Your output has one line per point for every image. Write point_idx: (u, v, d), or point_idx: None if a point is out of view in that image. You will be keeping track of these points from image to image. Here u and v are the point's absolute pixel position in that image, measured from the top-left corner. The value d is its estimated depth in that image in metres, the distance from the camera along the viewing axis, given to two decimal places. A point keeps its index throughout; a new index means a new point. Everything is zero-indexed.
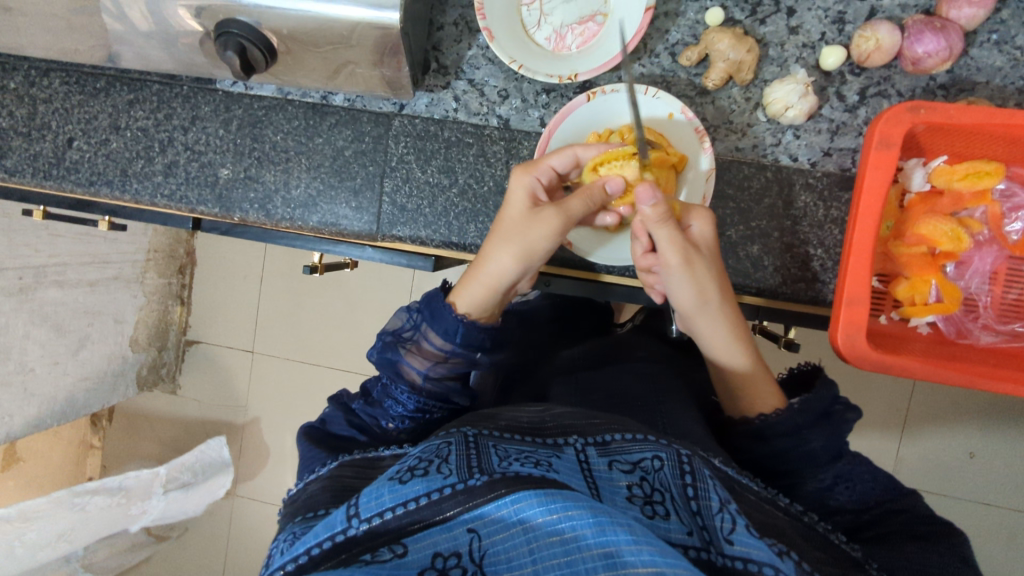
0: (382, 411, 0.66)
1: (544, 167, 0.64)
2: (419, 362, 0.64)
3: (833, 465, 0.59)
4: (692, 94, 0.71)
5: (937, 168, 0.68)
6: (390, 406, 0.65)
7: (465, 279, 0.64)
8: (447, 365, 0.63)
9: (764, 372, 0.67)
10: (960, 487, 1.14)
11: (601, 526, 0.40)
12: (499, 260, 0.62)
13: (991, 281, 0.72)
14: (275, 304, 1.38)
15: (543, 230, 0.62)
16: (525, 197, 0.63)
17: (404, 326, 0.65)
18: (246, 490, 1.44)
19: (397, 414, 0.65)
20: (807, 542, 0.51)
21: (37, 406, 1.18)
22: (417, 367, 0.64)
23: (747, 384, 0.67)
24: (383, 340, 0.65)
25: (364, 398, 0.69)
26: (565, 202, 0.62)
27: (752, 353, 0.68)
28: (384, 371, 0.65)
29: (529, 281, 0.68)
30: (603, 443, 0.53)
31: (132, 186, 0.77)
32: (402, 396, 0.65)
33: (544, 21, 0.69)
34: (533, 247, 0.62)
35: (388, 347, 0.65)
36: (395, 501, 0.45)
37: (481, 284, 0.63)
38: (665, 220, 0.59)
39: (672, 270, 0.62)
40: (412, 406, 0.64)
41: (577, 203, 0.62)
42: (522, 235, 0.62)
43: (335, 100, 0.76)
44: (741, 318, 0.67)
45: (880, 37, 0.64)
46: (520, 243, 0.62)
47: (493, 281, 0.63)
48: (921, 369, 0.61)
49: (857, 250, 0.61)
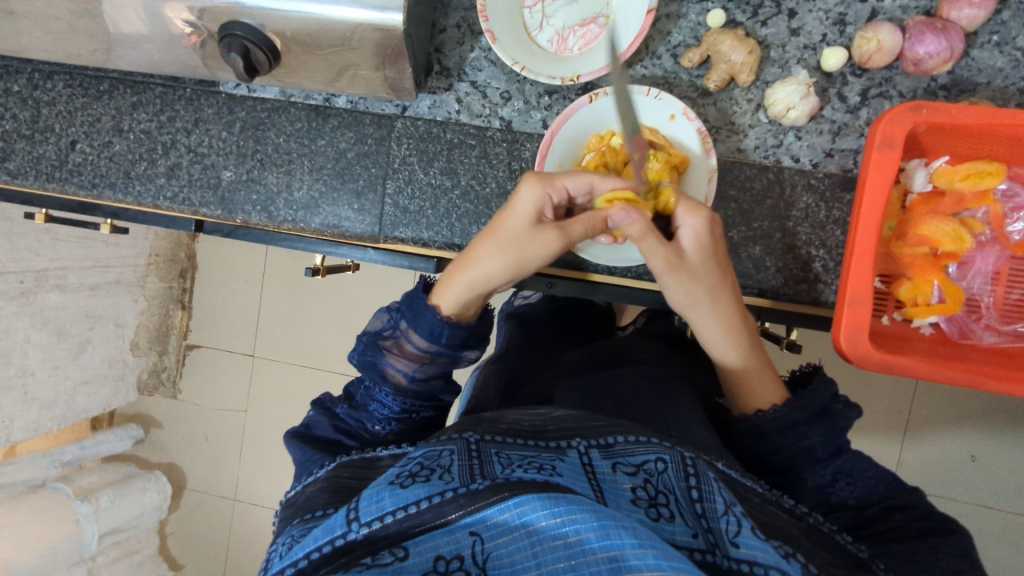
0: (368, 414, 0.66)
1: (561, 185, 0.61)
2: (401, 363, 0.64)
3: (836, 462, 0.59)
4: (693, 95, 0.71)
5: (939, 169, 0.68)
6: (375, 409, 0.65)
7: (449, 277, 0.63)
8: (433, 364, 0.64)
9: (761, 368, 0.67)
10: (962, 490, 1.14)
11: (604, 530, 0.40)
12: (492, 271, 0.62)
13: (993, 281, 0.72)
14: (276, 308, 1.38)
15: (541, 248, 0.61)
16: (533, 210, 0.61)
17: (384, 327, 0.66)
18: (246, 495, 1.44)
19: (382, 416, 0.65)
20: (813, 543, 0.51)
21: (37, 410, 1.18)
22: (400, 368, 0.64)
23: (745, 380, 0.67)
24: (364, 341, 0.66)
25: (347, 403, 0.68)
26: (569, 226, 0.61)
27: (749, 350, 0.66)
28: (366, 373, 0.66)
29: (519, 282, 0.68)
30: (607, 446, 0.53)
31: (135, 188, 0.77)
32: (385, 398, 0.65)
33: (547, 23, 0.70)
34: (525, 262, 0.62)
35: (369, 347, 0.65)
36: (396, 505, 0.45)
37: (467, 286, 0.63)
38: (648, 234, 0.59)
39: (660, 276, 0.62)
40: (397, 408, 0.65)
41: (579, 227, 0.61)
42: (521, 248, 0.61)
43: (337, 102, 0.76)
44: (741, 317, 0.66)
45: (881, 38, 0.65)
46: (516, 255, 0.61)
47: (480, 288, 0.63)
48: (924, 369, 0.61)
49: (859, 251, 0.61)
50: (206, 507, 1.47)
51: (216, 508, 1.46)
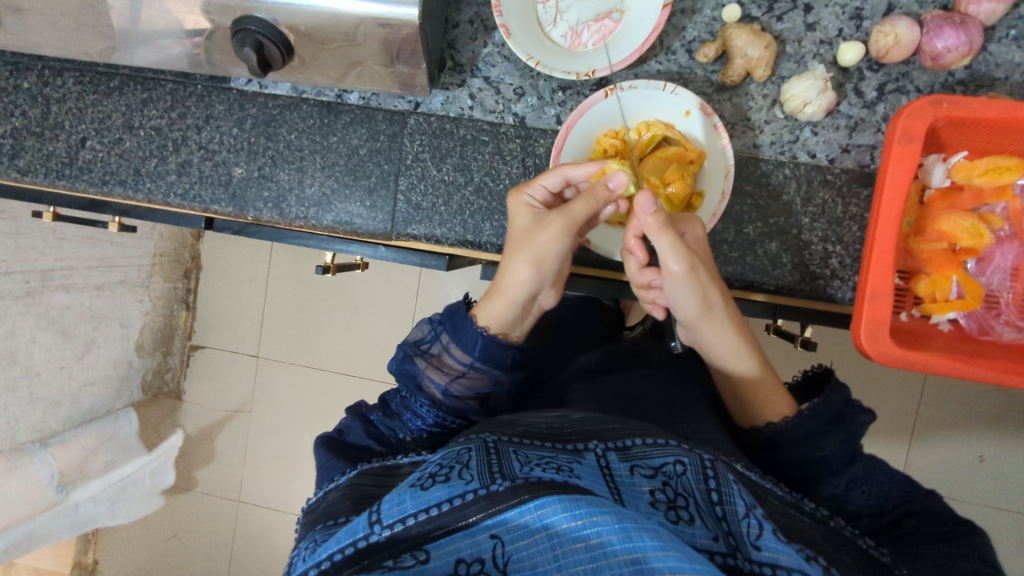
0: (402, 423, 0.66)
1: (537, 184, 0.64)
2: (439, 377, 0.65)
3: (850, 471, 0.59)
4: (708, 91, 0.71)
5: (957, 164, 0.67)
6: (409, 419, 0.66)
7: (487, 297, 0.66)
8: (467, 381, 0.64)
9: (775, 379, 0.67)
10: (971, 491, 1.13)
11: (626, 532, 0.39)
12: (514, 271, 0.64)
13: (1013, 277, 0.71)
14: (281, 308, 1.38)
15: (546, 233, 0.62)
16: (529, 212, 0.64)
17: (425, 337, 0.67)
18: (245, 494, 1.42)
19: (416, 427, 0.65)
20: (835, 547, 0.51)
21: (42, 410, 1.17)
22: (437, 383, 0.64)
23: (755, 391, 0.67)
24: (402, 351, 0.67)
25: (381, 410, 0.68)
26: (569, 206, 0.62)
27: (760, 354, 0.68)
28: (404, 384, 0.66)
29: (556, 291, 0.68)
30: (624, 448, 0.52)
31: (146, 185, 0.77)
32: (421, 409, 0.65)
33: (561, 19, 0.69)
34: (543, 253, 0.63)
35: (407, 359, 0.66)
36: (416, 507, 0.44)
37: (500, 297, 0.65)
38: (666, 227, 0.58)
39: (679, 279, 0.61)
40: (431, 420, 0.65)
41: (580, 206, 0.61)
42: (530, 241, 0.63)
43: (349, 98, 0.75)
44: (740, 317, 0.67)
45: (899, 33, 0.64)
46: (529, 249, 0.63)
47: (511, 292, 0.65)
48: (944, 365, 0.61)
49: (879, 245, 0.60)
50: (204, 510, 1.45)
51: (217, 509, 1.44)
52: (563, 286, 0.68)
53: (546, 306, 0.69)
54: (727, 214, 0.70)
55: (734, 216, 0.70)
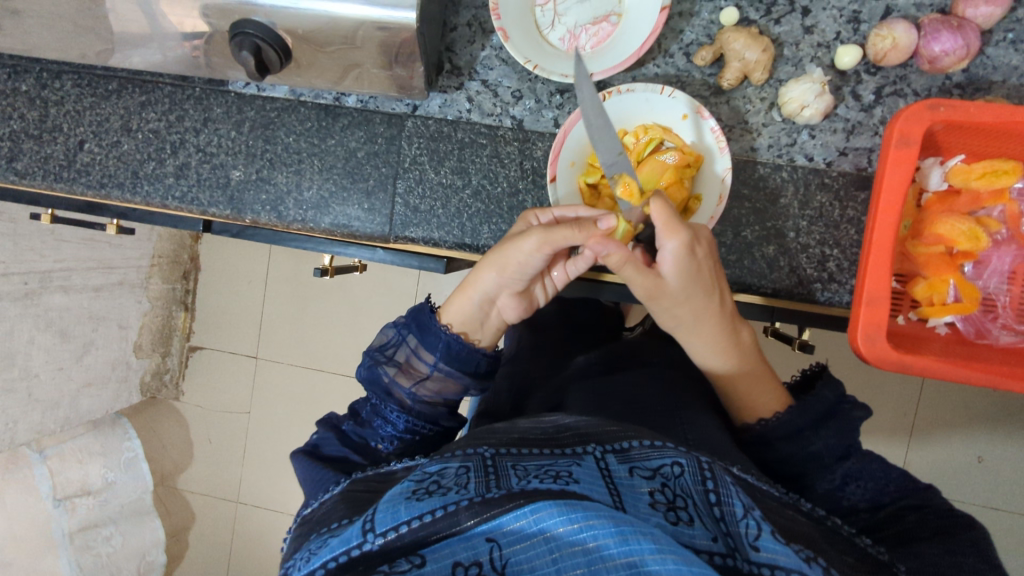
0: (373, 431, 0.65)
1: (549, 213, 0.65)
2: (406, 381, 0.66)
3: (844, 466, 0.59)
4: (706, 94, 0.71)
5: (954, 167, 0.67)
6: (380, 426, 0.65)
7: (457, 294, 0.67)
8: (434, 384, 0.66)
9: (769, 375, 0.68)
10: (968, 491, 1.13)
11: (623, 536, 0.40)
12: (480, 271, 0.65)
13: (1010, 280, 0.71)
14: (280, 310, 1.38)
15: (517, 243, 0.61)
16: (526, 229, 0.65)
17: (390, 342, 0.68)
18: (243, 495, 1.42)
19: (387, 434, 0.65)
20: (833, 546, 0.51)
21: (42, 411, 1.17)
22: (405, 387, 0.65)
23: (751, 390, 0.67)
24: (368, 359, 0.67)
25: (353, 419, 0.67)
26: (552, 226, 0.60)
27: (754, 356, 0.68)
28: (373, 391, 0.66)
29: (519, 308, 0.67)
30: (622, 451, 0.52)
31: (144, 188, 0.77)
32: (391, 415, 0.65)
33: (558, 21, 0.69)
34: (508, 261, 0.63)
35: (375, 365, 0.66)
36: (410, 514, 0.44)
37: (463, 293, 0.66)
38: (626, 264, 0.59)
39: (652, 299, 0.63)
40: (402, 426, 0.65)
41: (564, 230, 0.60)
42: (501, 244, 0.63)
43: (347, 101, 0.75)
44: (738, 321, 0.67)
45: (896, 36, 0.64)
46: (497, 254, 0.63)
47: (471, 290, 0.66)
48: (942, 368, 0.61)
49: (877, 248, 0.60)
50: (203, 510, 1.45)
51: (215, 510, 1.44)
52: (524, 304, 0.67)
53: (505, 319, 0.68)
54: (725, 216, 0.70)
55: (731, 220, 0.70)
